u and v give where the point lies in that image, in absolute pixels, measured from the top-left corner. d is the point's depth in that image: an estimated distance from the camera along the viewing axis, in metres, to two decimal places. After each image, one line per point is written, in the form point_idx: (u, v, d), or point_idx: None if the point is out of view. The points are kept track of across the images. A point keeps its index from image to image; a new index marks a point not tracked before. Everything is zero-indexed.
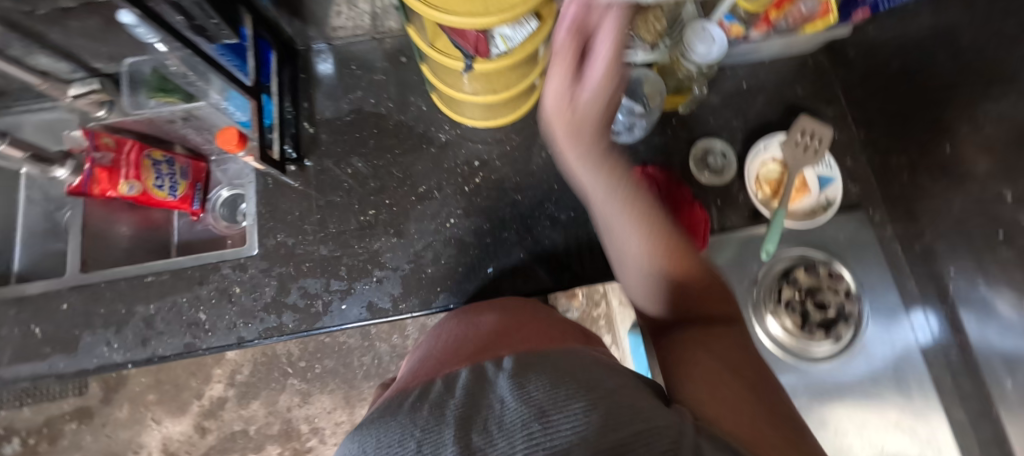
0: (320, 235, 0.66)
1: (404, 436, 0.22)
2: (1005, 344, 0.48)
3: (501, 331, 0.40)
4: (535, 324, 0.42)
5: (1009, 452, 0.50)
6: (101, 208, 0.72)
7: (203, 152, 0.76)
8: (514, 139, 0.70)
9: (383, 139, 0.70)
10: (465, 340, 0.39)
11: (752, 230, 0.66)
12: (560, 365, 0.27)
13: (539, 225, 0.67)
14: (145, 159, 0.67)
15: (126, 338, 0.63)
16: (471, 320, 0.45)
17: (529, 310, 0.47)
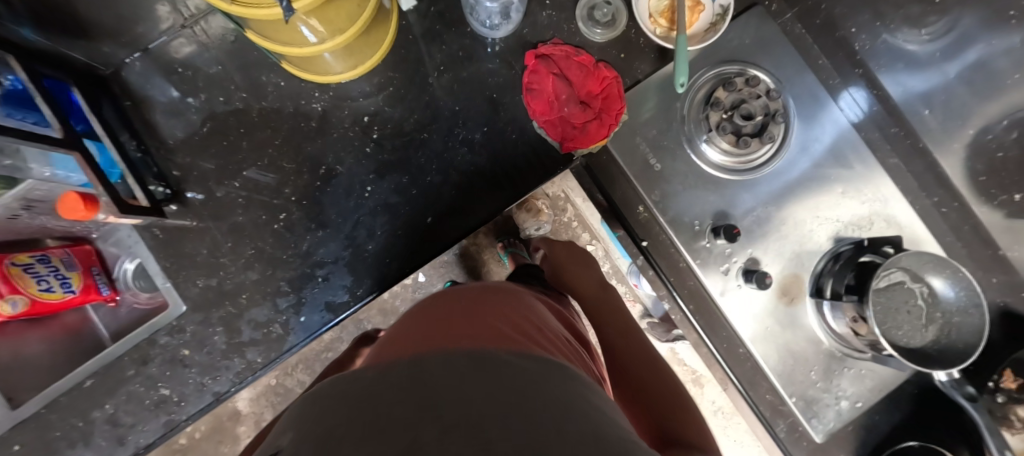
0: (243, 262, 0.60)
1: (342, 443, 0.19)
2: (918, 83, 0.52)
3: (466, 307, 0.38)
4: (500, 304, 0.40)
5: (948, 184, 0.55)
6: None
7: (80, 233, 0.67)
8: (394, 77, 0.63)
9: (256, 134, 0.62)
10: (422, 320, 0.36)
11: (663, 69, 0.63)
12: (522, 376, 0.25)
13: (457, 155, 0.63)
14: (11, 267, 0.57)
15: (100, 445, 0.59)
16: (429, 300, 0.42)
17: (491, 289, 0.44)
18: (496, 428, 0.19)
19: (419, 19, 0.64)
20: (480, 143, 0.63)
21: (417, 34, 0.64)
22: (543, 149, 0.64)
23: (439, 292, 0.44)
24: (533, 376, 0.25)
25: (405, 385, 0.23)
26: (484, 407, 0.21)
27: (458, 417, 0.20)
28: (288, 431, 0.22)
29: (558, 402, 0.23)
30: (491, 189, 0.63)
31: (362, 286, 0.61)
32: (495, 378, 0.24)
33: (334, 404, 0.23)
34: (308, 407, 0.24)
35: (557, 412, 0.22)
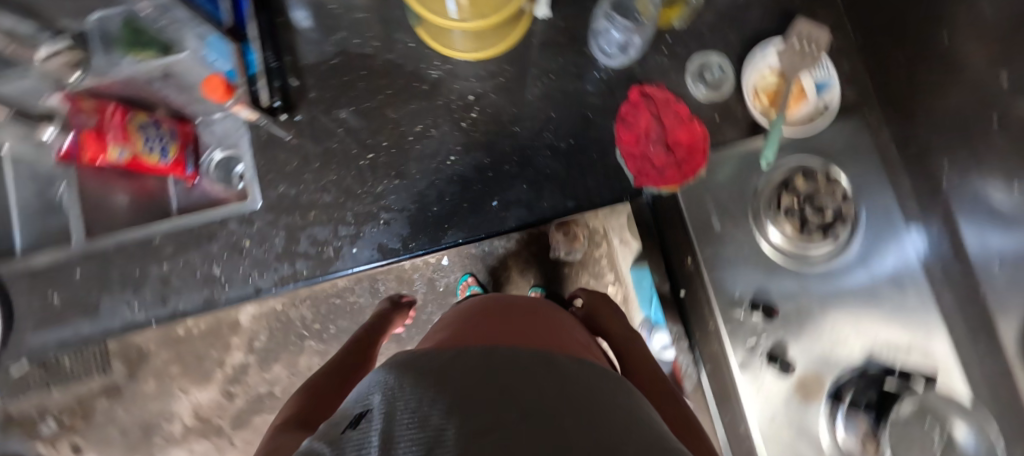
0: (322, 183, 0.66)
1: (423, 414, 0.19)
2: (1004, 243, 0.47)
3: (523, 323, 0.39)
4: (553, 325, 0.41)
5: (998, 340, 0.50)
6: (95, 176, 0.68)
7: (187, 114, 0.73)
8: (508, 70, 0.69)
9: (373, 80, 0.68)
10: (480, 323, 0.38)
11: (750, 142, 0.66)
12: (588, 385, 0.26)
13: (538, 156, 0.67)
14: (131, 122, 0.64)
15: (145, 296, 0.65)
16: (485, 305, 0.44)
17: (544, 311, 0.45)
18: (571, 420, 0.20)
19: (546, 27, 0.69)
20: (562, 152, 0.67)
21: (539, 40, 0.69)
22: (616, 176, 0.68)
23: (496, 301, 0.46)
24: (600, 390, 0.26)
25: (481, 370, 0.24)
26: (556, 404, 0.21)
27: (533, 407, 0.20)
28: (368, 393, 0.23)
29: (627, 418, 0.23)
30: (558, 196, 0.67)
31: (414, 240, 0.66)
32: (566, 382, 0.25)
33: (412, 367, 0.24)
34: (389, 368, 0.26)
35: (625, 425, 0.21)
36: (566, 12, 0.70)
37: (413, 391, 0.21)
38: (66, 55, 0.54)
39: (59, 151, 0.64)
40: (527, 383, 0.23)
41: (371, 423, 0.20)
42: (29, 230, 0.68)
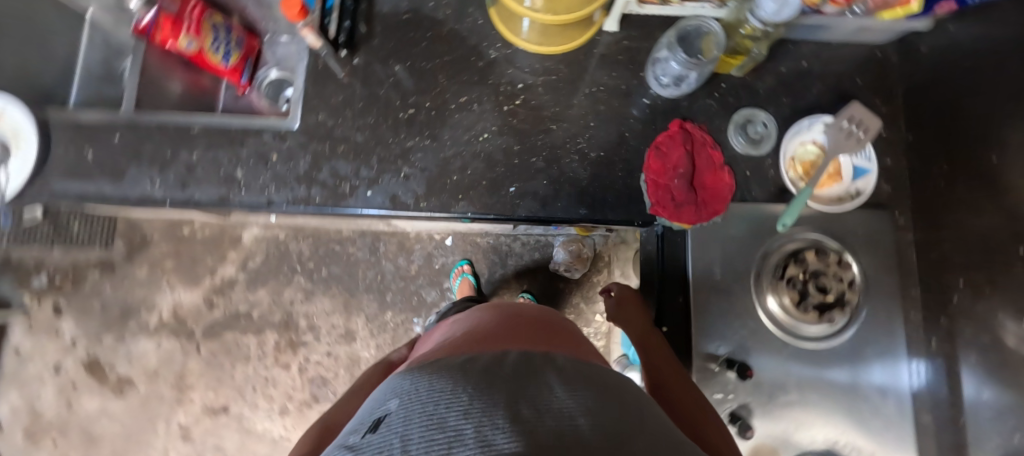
0: (358, 124, 0.69)
1: (447, 410, 0.27)
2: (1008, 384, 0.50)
3: (516, 333, 0.50)
4: (545, 332, 0.53)
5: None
6: (159, 59, 0.73)
7: (259, 29, 0.79)
8: (562, 70, 0.71)
9: (435, 44, 0.71)
10: (481, 335, 0.49)
11: (772, 207, 0.66)
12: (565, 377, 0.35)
13: (566, 158, 0.68)
14: (206, 20, 0.68)
15: (167, 177, 0.68)
16: (483, 319, 0.55)
17: (538, 319, 0.57)
18: (555, 405, 0.29)
19: (610, 41, 0.71)
20: (591, 161, 0.68)
21: (600, 51, 0.71)
22: (634, 199, 0.68)
23: (494, 314, 0.56)
24: (592, 382, 0.35)
25: (483, 380, 0.32)
26: (544, 397, 0.30)
27: (527, 400, 0.29)
28: (392, 404, 0.32)
29: (622, 402, 0.32)
30: (573, 201, 0.67)
31: (425, 200, 0.67)
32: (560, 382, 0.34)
33: (424, 385, 0.32)
34: (404, 387, 0.34)
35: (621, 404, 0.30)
36: (632, 33, 0.71)
37: (427, 402, 0.29)
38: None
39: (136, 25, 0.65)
40: (526, 389, 0.32)
41: (395, 427, 0.27)
42: (84, 88, 0.76)
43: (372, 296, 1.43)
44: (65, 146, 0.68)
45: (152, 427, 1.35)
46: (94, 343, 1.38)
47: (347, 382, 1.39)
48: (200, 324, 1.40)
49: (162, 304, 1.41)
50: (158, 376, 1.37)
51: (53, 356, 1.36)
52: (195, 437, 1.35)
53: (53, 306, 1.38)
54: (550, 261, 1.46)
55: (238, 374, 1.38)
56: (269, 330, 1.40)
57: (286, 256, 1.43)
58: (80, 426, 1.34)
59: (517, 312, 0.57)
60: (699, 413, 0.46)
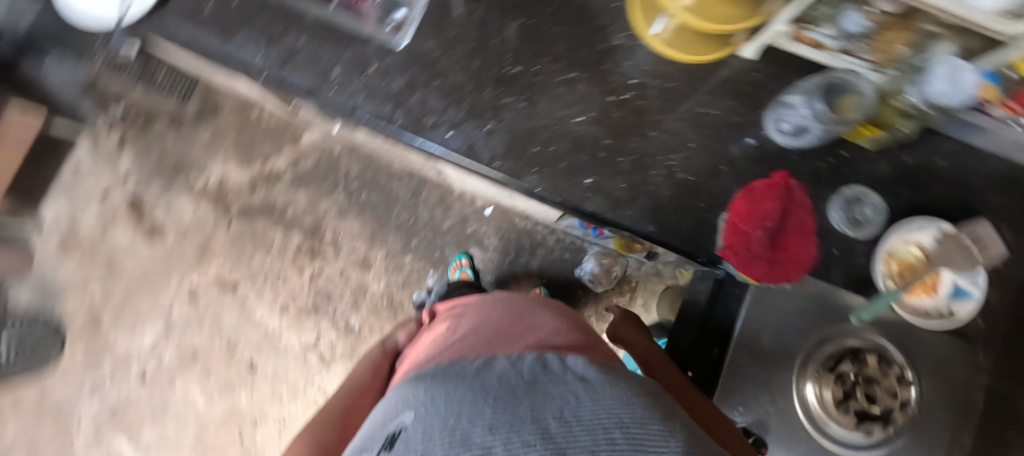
0: (462, 64, 0.67)
1: (465, 427, 0.34)
2: None
3: (513, 335, 0.61)
4: (539, 329, 0.63)
5: None
6: None
7: None
8: (680, 81, 0.67)
9: (564, 11, 0.68)
10: (482, 338, 0.60)
11: (847, 296, 0.61)
12: (571, 384, 0.41)
13: (653, 170, 0.65)
14: None
15: (270, 53, 0.68)
16: (484, 324, 0.66)
17: (532, 319, 0.67)
18: (558, 414, 0.34)
19: (740, 68, 0.67)
20: (677, 182, 0.64)
21: (725, 75, 0.67)
22: (706, 234, 0.64)
23: (489, 320, 0.67)
24: (606, 381, 0.42)
25: (492, 392, 0.39)
26: (551, 405, 0.36)
27: (531, 410, 0.35)
28: (407, 421, 0.39)
29: (633, 397, 0.38)
30: (644, 214, 0.64)
31: (500, 159, 0.65)
32: (576, 384, 0.41)
33: (447, 394, 0.40)
34: (426, 395, 0.41)
35: (635, 399, 0.38)
36: (767, 68, 0.67)
37: (457, 411, 0.36)
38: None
39: None
40: (545, 395, 0.38)
41: (420, 444, 0.34)
42: None
43: (399, 236, 1.44)
44: None
45: (167, 279, 1.41)
46: (143, 184, 1.45)
47: (349, 305, 1.41)
48: (237, 203, 1.45)
49: (212, 171, 1.46)
50: (187, 236, 1.44)
51: (106, 182, 1.44)
52: (200, 302, 1.40)
53: (119, 138, 1.46)
54: (577, 266, 1.43)
55: (255, 260, 1.42)
56: (296, 232, 1.44)
57: (334, 169, 1.46)
58: (107, 253, 1.42)
59: (511, 316, 0.68)
60: (689, 395, 0.54)
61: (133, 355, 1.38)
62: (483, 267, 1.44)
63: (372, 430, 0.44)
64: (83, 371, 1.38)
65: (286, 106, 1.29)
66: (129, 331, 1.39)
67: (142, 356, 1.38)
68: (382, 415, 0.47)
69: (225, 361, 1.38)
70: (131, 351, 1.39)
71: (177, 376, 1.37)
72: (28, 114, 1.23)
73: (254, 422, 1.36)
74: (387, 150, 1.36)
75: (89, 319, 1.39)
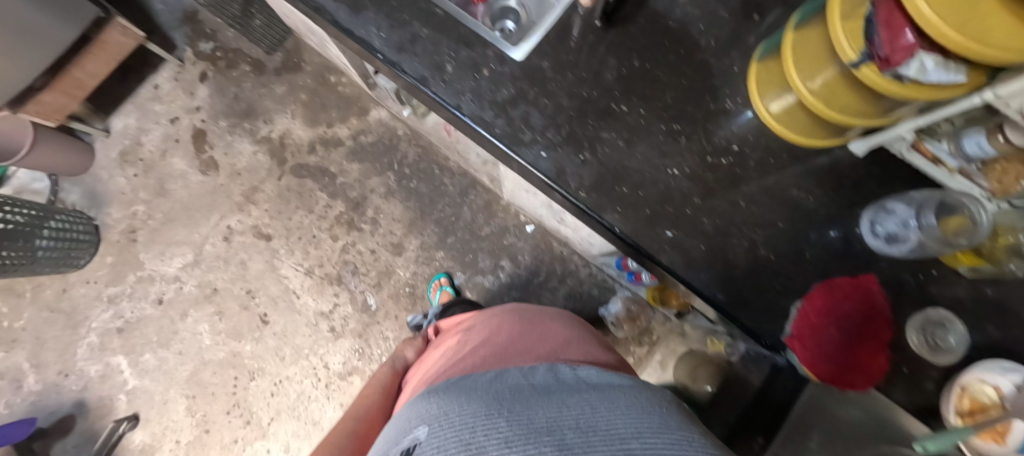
0: (572, 89, 0.68)
1: (483, 441, 0.44)
2: None
3: (514, 348, 0.71)
4: (537, 340, 0.74)
5: None
6: None
7: None
8: (782, 159, 0.66)
9: (682, 63, 0.69)
10: (486, 351, 0.69)
11: (905, 416, 0.59)
12: (565, 397, 0.51)
13: (735, 239, 0.64)
14: None
15: (392, 35, 0.69)
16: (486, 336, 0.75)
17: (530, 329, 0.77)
18: (559, 427, 0.45)
19: (844, 161, 0.66)
20: (757, 257, 0.63)
21: (827, 164, 0.66)
22: (774, 317, 0.62)
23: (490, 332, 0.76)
24: (594, 393, 0.53)
25: (498, 405, 0.49)
26: (554, 418, 0.46)
27: (538, 425, 0.45)
28: (422, 433, 0.49)
29: (616, 404, 0.49)
30: (714, 280, 0.63)
31: (585, 189, 0.65)
32: (584, 400, 0.51)
33: (460, 408, 0.49)
34: (445, 407, 0.51)
35: (636, 412, 0.48)
36: (871, 167, 0.66)
37: (475, 426, 0.46)
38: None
39: None
40: (546, 408, 0.48)
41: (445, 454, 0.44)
42: None
43: (437, 230, 1.44)
44: None
45: (207, 214, 1.44)
46: (211, 119, 1.49)
47: (371, 284, 1.41)
48: (293, 159, 1.48)
49: (278, 124, 1.50)
50: (238, 178, 1.47)
51: (178, 109, 1.49)
52: (232, 245, 1.42)
53: (201, 71, 1.51)
54: (603, 305, 1.41)
55: (295, 217, 1.44)
56: (340, 200, 1.45)
57: (392, 150, 1.48)
58: (160, 175, 1.46)
59: (510, 326, 0.78)
60: None
61: (156, 279, 1.40)
62: (510, 281, 1.43)
63: (390, 440, 0.53)
64: (106, 282, 1.40)
65: (367, 80, 1.32)
66: (159, 255, 1.41)
67: (165, 281, 1.40)
68: (397, 428, 0.55)
69: (240, 307, 1.39)
70: (156, 274, 1.40)
71: (191, 310, 1.39)
72: (129, 34, 1.30)
73: (251, 374, 1.36)
74: (447, 144, 1.38)
75: (126, 233, 1.42)
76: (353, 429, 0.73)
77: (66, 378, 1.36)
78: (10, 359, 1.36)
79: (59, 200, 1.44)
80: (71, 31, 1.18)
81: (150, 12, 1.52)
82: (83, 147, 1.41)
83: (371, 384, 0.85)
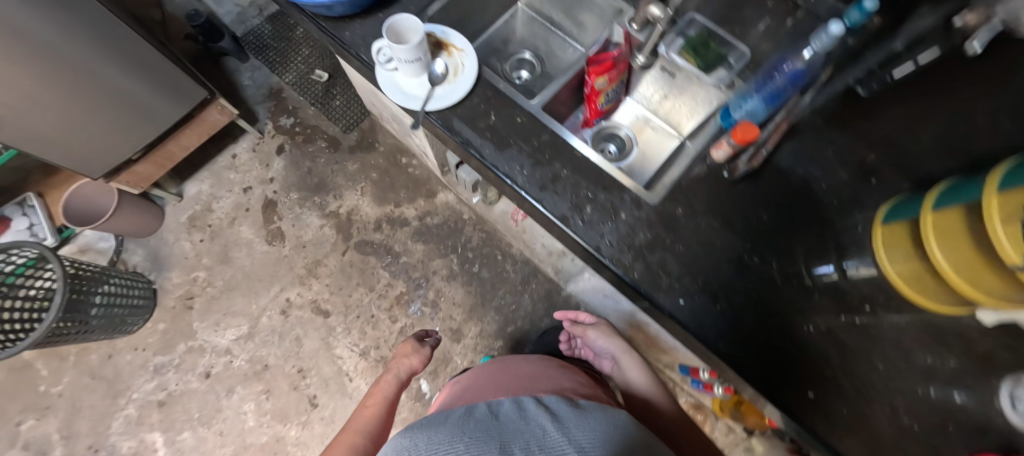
0: (706, 239, 0.71)
1: None
2: None
3: (493, 385, 0.76)
4: (514, 376, 0.80)
5: None
6: (568, 86, 0.88)
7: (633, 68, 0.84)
8: (914, 321, 0.68)
9: (809, 219, 0.73)
10: (471, 393, 0.75)
11: None
12: (523, 421, 0.56)
13: (877, 404, 0.64)
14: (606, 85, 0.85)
15: (535, 174, 0.73)
16: (475, 381, 0.82)
17: (509, 370, 0.84)
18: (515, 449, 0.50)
19: (977, 328, 0.67)
20: (900, 424, 0.63)
21: (958, 328, 0.68)
22: None
23: (476, 377, 0.84)
24: (551, 415, 0.58)
25: (463, 432, 0.54)
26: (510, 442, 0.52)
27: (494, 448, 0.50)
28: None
29: (565, 426, 0.55)
30: (860, 445, 0.63)
31: (719, 338, 0.67)
32: (541, 417, 0.57)
33: (429, 438, 0.54)
34: (419, 438, 0.56)
35: (584, 429, 0.54)
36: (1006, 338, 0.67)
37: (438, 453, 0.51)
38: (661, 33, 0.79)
39: (593, 54, 0.82)
40: (505, 433, 0.54)
41: None
42: (550, 92, 0.85)
43: (497, 317, 1.43)
44: (479, 102, 0.77)
45: (268, 285, 1.43)
46: (283, 191, 1.54)
47: (426, 370, 1.38)
48: (359, 235, 1.50)
49: (346, 200, 1.54)
50: (302, 250, 1.48)
51: (253, 179, 1.55)
52: (289, 319, 1.40)
53: (279, 145, 1.59)
54: None
55: (355, 295, 1.43)
56: (402, 280, 1.46)
57: (456, 233, 1.51)
58: (225, 242, 1.47)
59: (497, 369, 0.86)
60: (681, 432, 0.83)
61: (207, 350, 1.37)
62: None
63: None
64: (155, 349, 1.36)
65: (446, 170, 1.37)
66: (213, 325, 1.39)
67: (215, 354, 1.36)
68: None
69: (290, 387, 1.34)
70: (208, 345, 1.37)
71: (238, 386, 1.34)
72: (225, 112, 1.37)
73: None
74: (513, 233, 1.41)
75: (183, 299, 1.41)
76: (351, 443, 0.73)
77: (95, 454, 1.28)
78: (39, 428, 1.29)
79: (120, 260, 1.44)
80: (178, 109, 1.26)
81: (238, 87, 1.64)
82: (155, 211, 1.44)
83: (369, 400, 0.86)
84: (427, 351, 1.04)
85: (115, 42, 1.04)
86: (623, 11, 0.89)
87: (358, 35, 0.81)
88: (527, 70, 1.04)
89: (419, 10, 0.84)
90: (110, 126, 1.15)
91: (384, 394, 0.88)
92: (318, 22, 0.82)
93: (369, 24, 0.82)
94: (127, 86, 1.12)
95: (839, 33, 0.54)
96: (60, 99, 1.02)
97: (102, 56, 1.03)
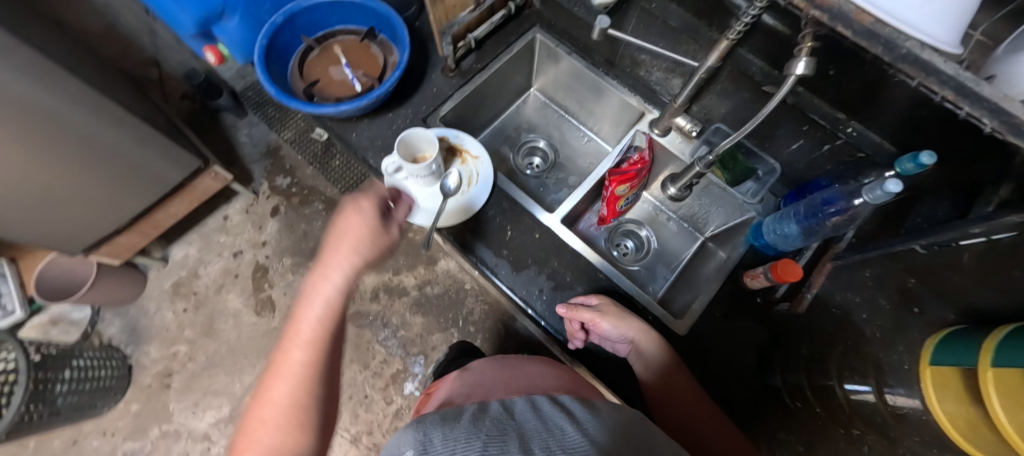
0: None
1: None
2: None
3: (509, 389, 0.61)
4: (529, 378, 0.65)
5: None
6: (587, 192, 0.84)
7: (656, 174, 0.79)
8: None
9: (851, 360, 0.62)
10: (483, 393, 0.60)
11: None
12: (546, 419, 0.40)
13: None
14: (626, 191, 0.80)
15: (555, 300, 0.69)
16: (481, 379, 0.66)
17: (523, 370, 0.69)
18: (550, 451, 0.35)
19: None
20: None
21: None
22: None
23: (485, 373, 0.69)
24: (584, 415, 0.42)
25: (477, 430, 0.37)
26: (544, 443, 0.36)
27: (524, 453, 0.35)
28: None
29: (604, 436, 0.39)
30: None
31: None
32: (557, 415, 0.41)
33: (440, 434, 0.37)
34: (408, 437, 0.38)
35: (612, 434, 0.39)
36: None
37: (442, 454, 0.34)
38: (689, 148, 0.77)
39: (615, 164, 0.77)
40: (527, 435, 0.37)
41: None
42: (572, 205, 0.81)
43: None
44: (493, 214, 0.72)
45: (254, 361, 1.34)
46: (276, 256, 1.46)
47: None
48: (354, 306, 1.42)
49: None
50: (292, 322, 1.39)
51: (244, 242, 1.47)
52: None
53: (274, 207, 1.52)
54: None
55: (347, 373, 1.35)
56: (399, 355, 1.38)
57: (458, 305, 1.43)
58: (210, 312, 1.38)
59: (520, 371, 0.69)
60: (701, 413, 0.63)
61: (182, 435, 1.26)
62: None
63: None
64: (126, 434, 1.26)
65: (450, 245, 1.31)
66: (191, 406, 1.29)
67: (191, 439, 1.26)
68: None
69: None
70: (185, 429, 1.27)
71: None
72: (219, 178, 1.32)
73: None
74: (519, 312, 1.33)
75: (161, 377, 1.31)
76: (277, 441, 0.50)
77: None
78: None
79: (95, 332, 1.34)
80: (172, 178, 1.20)
81: (234, 144, 1.57)
82: (136, 279, 1.35)
83: (296, 339, 0.57)
84: (391, 231, 0.63)
85: (120, 117, 0.98)
86: (644, 114, 0.82)
87: (365, 136, 0.77)
88: (540, 157, 1.00)
89: (431, 110, 0.80)
90: (106, 200, 1.09)
91: (310, 331, 0.57)
92: (324, 122, 0.77)
93: (377, 125, 0.78)
94: (133, 160, 1.07)
95: (897, 190, 0.50)
96: (53, 178, 0.94)
97: (113, 134, 0.99)
